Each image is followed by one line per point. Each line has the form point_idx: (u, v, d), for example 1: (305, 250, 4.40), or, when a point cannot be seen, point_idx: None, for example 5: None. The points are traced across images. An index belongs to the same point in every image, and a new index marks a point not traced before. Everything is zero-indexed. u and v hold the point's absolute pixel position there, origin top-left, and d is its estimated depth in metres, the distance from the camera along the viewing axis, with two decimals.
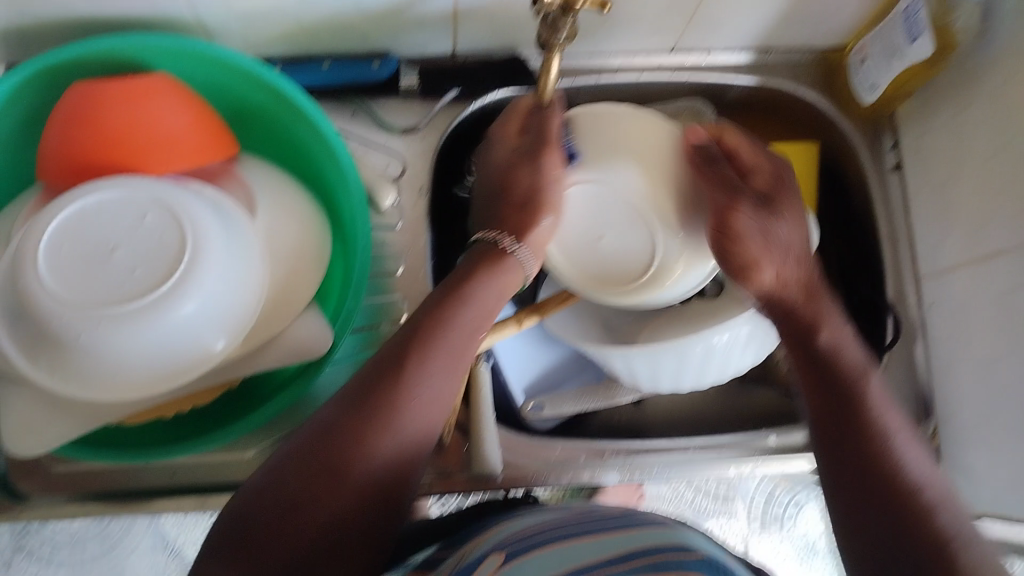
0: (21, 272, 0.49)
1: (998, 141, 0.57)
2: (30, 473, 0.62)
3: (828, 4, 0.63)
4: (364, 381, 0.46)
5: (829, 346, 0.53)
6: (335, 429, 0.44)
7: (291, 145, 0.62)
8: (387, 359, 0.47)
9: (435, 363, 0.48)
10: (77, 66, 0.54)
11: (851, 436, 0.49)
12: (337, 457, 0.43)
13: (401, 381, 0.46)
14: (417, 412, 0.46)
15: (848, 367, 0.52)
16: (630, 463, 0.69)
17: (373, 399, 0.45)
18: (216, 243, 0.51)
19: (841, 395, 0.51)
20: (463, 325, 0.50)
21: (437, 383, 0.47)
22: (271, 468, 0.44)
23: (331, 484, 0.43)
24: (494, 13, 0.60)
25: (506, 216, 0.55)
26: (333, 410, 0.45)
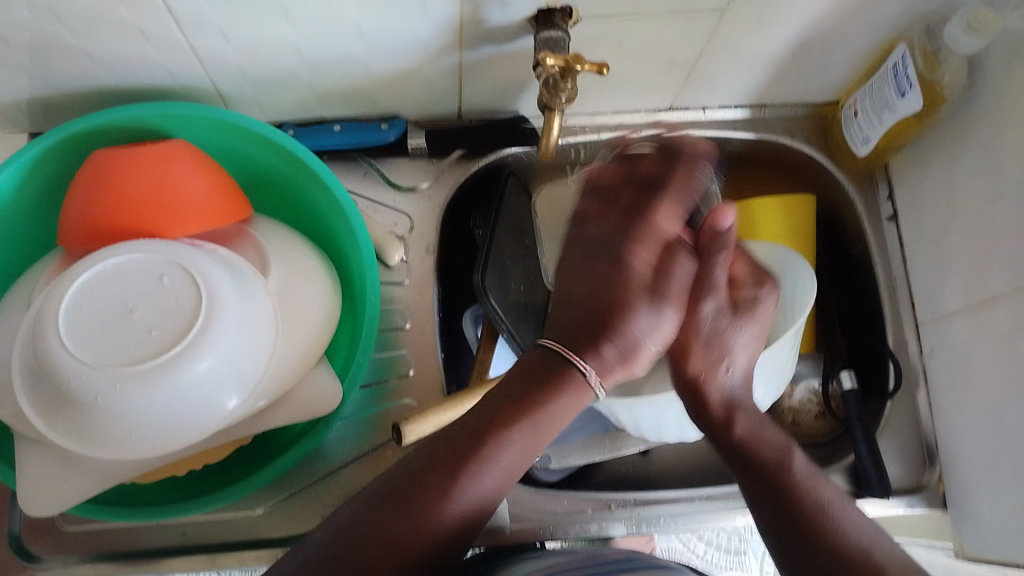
0: (39, 332, 0.50)
1: (991, 190, 0.59)
2: (45, 534, 0.63)
3: (820, 61, 0.65)
4: (437, 449, 0.46)
5: (745, 437, 0.53)
6: (377, 518, 0.43)
7: (303, 206, 0.63)
8: (462, 432, 0.47)
9: (493, 462, 0.46)
10: (95, 135, 0.56)
11: (782, 516, 0.49)
12: (376, 546, 0.42)
13: (475, 453, 0.45)
14: (485, 484, 0.45)
15: (765, 452, 0.52)
16: (638, 515, 0.69)
17: (443, 467, 0.45)
18: (228, 302, 0.53)
19: (765, 476, 0.51)
20: (523, 438, 0.47)
21: (501, 467, 0.46)
22: (309, 547, 0.43)
23: (398, 541, 0.42)
24: (498, 77, 0.62)
25: (575, 328, 0.51)
26: (377, 498, 0.44)
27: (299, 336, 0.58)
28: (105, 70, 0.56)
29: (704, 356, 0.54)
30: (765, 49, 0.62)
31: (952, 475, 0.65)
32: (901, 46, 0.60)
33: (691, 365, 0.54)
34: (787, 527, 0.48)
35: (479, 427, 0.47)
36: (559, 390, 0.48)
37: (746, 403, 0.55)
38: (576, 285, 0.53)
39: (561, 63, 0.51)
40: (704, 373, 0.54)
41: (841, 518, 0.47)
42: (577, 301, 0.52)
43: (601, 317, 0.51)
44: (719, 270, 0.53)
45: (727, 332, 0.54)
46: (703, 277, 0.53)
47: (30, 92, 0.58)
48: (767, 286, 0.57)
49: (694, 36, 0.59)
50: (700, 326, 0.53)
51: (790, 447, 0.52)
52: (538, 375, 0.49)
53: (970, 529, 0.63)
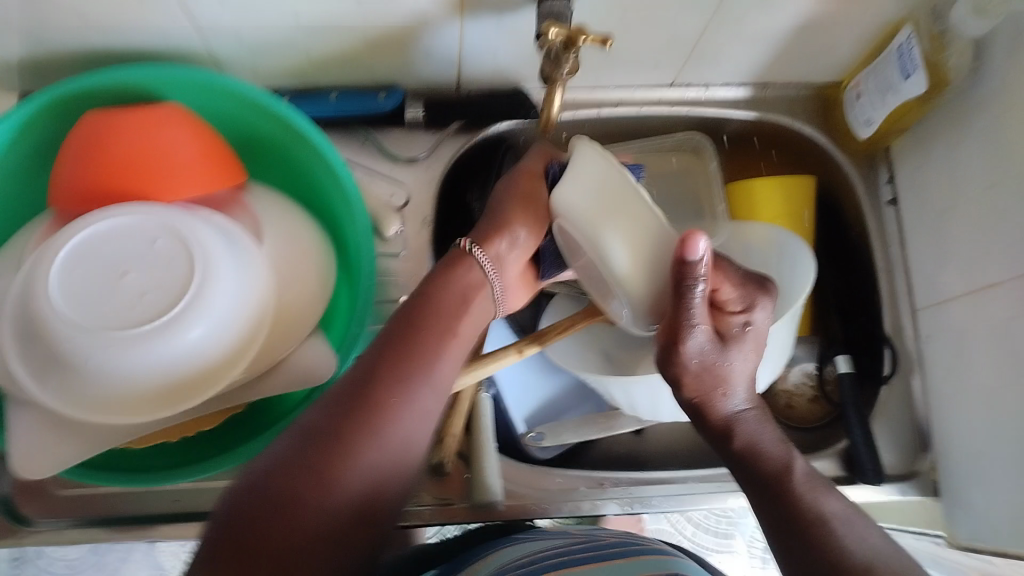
0: (32, 294, 0.49)
1: (993, 174, 0.58)
2: (35, 497, 0.63)
3: (824, 41, 0.64)
4: (334, 401, 0.43)
5: (746, 448, 0.51)
6: (316, 436, 0.41)
7: (299, 174, 0.63)
8: (360, 377, 0.44)
9: (415, 377, 0.45)
10: (88, 96, 0.56)
11: (784, 533, 0.47)
12: (319, 466, 0.40)
13: (382, 392, 0.44)
14: (406, 415, 0.44)
15: (769, 463, 0.50)
16: (630, 494, 0.69)
17: (348, 420, 0.42)
18: (223, 268, 0.52)
19: (768, 491, 0.49)
20: (439, 350, 0.48)
21: (426, 393, 0.45)
22: (243, 485, 0.40)
23: (310, 498, 0.39)
24: (499, 48, 0.61)
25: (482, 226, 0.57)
26: (317, 422, 0.42)
27: (294, 306, 0.57)
28: (100, 30, 0.55)
29: (699, 384, 0.52)
30: (770, 27, 0.61)
31: (946, 459, 0.65)
32: (906, 28, 0.59)
33: (687, 390, 0.53)
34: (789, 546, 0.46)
35: (372, 373, 0.44)
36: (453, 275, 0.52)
37: (751, 415, 0.53)
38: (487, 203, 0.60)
39: (563, 36, 0.51)
40: (703, 397, 0.52)
41: (845, 532, 0.45)
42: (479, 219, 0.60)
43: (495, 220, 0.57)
44: (696, 300, 0.47)
45: (719, 360, 0.51)
46: (682, 311, 0.48)
47: (24, 52, 0.57)
48: (759, 304, 0.51)
49: (697, 12, 0.58)
50: (688, 359, 0.51)
51: (793, 457, 0.50)
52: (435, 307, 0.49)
53: (961, 513, 0.63)
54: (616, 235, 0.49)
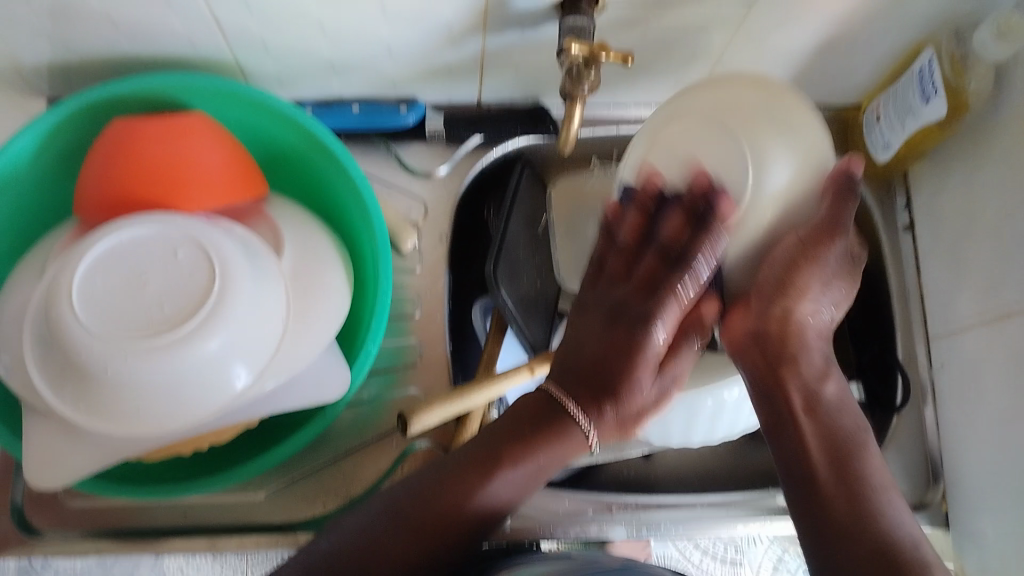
0: (50, 302, 0.49)
1: (1011, 199, 0.58)
2: (45, 506, 0.62)
3: (845, 62, 0.64)
4: (445, 467, 0.49)
5: (833, 402, 0.52)
6: (422, 496, 0.48)
7: (319, 187, 0.63)
8: (471, 449, 0.50)
9: (520, 464, 0.49)
10: (114, 105, 0.56)
11: (829, 487, 0.48)
12: (422, 522, 0.47)
13: (492, 465, 0.49)
14: (502, 490, 0.49)
15: (841, 430, 0.50)
16: (638, 518, 0.68)
17: (456, 483, 0.48)
18: (241, 281, 0.52)
19: (839, 457, 0.49)
20: (544, 453, 0.49)
21: (524, 471, 0.50)
22: (358, 515, 0.48)
23: (410, 541, 0.47)
24: (520, 64, 0.62)
25: (582, 381, 0.51)
26: (425, 478, 0.49)
27: (315, 319, 0.57)
28: (126, 37, 0.55)
29: (807, 298, 0.52)
30: (790, 47, 0.62)
31: (959, 485, 0.64)
32: (928, 51, 0.59)
33: (799, 305, 0.52)
34: (835, 505, 0.47)
35: (499, 439, 0.50)
36: (561, 432, 0.50)
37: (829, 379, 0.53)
38: (584, 345, 0.52)
39: (584, 52, 0.51)
40: (795, 317, 0.52)
41: (892, 515, 0.47)
42: (584, 357, 0.51)
43: (600, 374, 0.50)
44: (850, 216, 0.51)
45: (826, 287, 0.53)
46: (838, 216, 0.51)
47: (52, 57, 0.57)
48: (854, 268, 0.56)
49: (719, 31, 0.59)
50: (823, 265, 0.52)
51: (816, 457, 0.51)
52: (547, 409, 0.51)
53: (977, 542, 0.62)
54: (780, 149, 0.52)
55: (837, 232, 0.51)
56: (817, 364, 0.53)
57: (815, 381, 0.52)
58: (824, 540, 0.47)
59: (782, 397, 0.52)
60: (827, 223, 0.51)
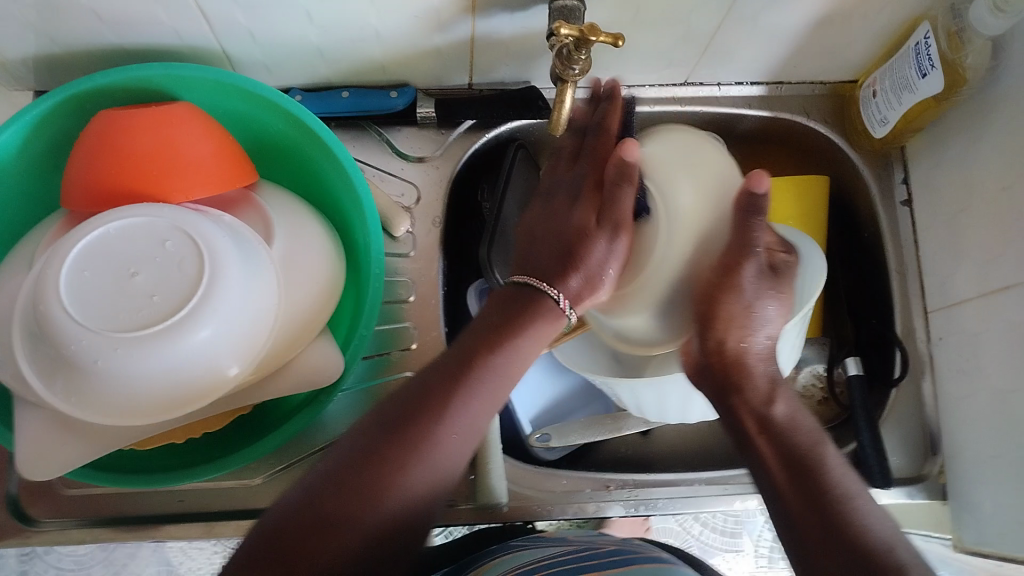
0: (39, 295, 0.49)
1: (1008, 175, 0.58)
2: (40, 497, 0.62)
3: (840, 38, 0.63)
4: (392, 414, 0.46)
5: (786, 419, 0.52)
6: (371, 452, 0.44)
7: (310, 174, 0.62)
8: (399, 404, 0.46)
9: (474, 397, 0.47)
10: (101, 93, 0.55)
11: (797, 495, 0.48)
12: (373, 480, 0.43)
13: (431, 419, 0.45)
14: (454, 436, 0.46)
15: (801, 440, 0.50)
16: (636, 497, 0.68)
17: (404, 437, 0.45)
18: (231, 269, 0.52)
19: (798, 466, 0.49)
20: (502, 366, 0.49)
21: (482, 397, 0.48)
22: (301, 488, 0.43)
23: (359, 508, 0.42)
24: (510, 46, 0.61)
25: (551, 259, 0.51)
26: (369, 435, 0.45)
27: (305, 305, 0.57)
28: (110, 28, 0.55)
29: (733, 329, 0.52)
30: (784, 24, 0.61)
31: (956, 462, 0.64)
32: (924, 25, 0.58)
33: (731, 337, 0.52)
34: (803, 514, 0.47)
35: (447, 377, 0.47)
36: (528, 317, 0.50)
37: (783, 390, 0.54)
38: (550, 229, 0.53)
39: (574, 32, 0.50)
40: (731, 343, 0.52)
41: (865, 510, 0.46)
42: (543, 240, 0.53)
43: (567, 251, 0.51)
44: (759, 232, 0.50)
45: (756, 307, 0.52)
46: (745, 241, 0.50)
47: (36, 49, 0.57)
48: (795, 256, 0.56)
49: (712, 9, 0.58)
50: (740, 297, 0.51)
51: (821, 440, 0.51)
52: (498, 312, 0.50)
53: (974, 519, 0.62)
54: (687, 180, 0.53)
55: (746, 256, 0.50)
56: (764, 389, 0.53)
57: (765, 406, 0.52)
58: (801, 551, 0.46)
59: (738, 420, 0.53)
60: (735, 253, 0.50)
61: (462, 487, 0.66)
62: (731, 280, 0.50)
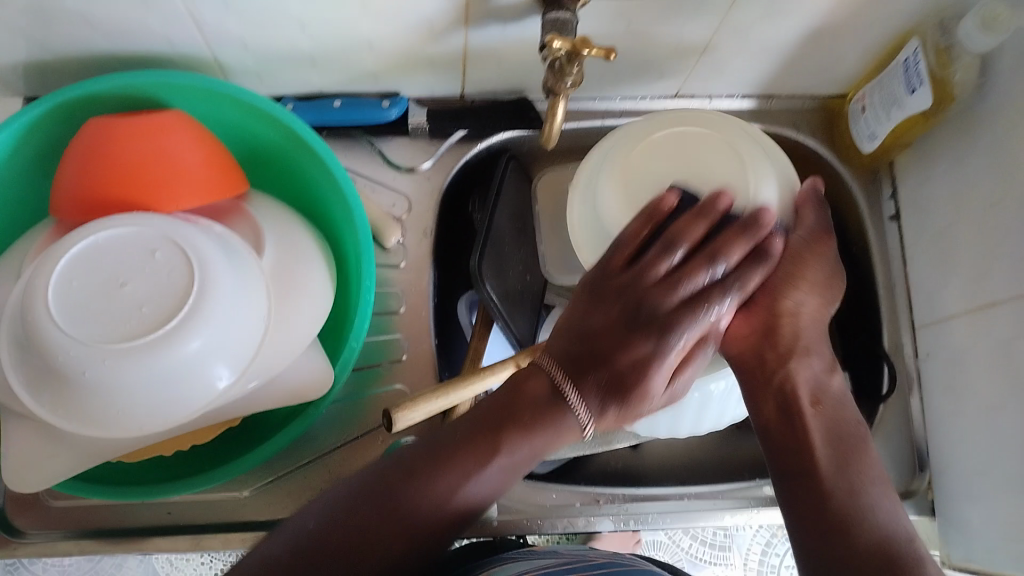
0: (27, 304, 0.49)
1: (996, 190, 0.58)
2: (26, 507, 0.61)
3: (830, 53, 0.64)
4: (410, 458, 0.46)
5: (838, 398, 0.53)
6: (379, 496, 0.44)
7: (300, 184, 0.62)
8: (421, 455, 0.46)
9: (499, 457, 0.46)
10: (92, 102, 0.55)
11: (839, 472, 0.49)
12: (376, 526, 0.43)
13: (459, 456, 0.46)
14: (473, 491, 0.46)
15: (848, 423, 0.51)
16: (627, 511, 0.68)
17: (422, 473, 0.45)
18: (223, 280, 0.52)
19: (842, 445, 0.50)
20: (535, 435, 0.47)
21: (506, 462, 0.47)
22: (309, 518, 0.45)
23: (357, 552, 0.43)
24: (503, 57, 0.61)
25: (593, 370, 0.48)
26: (382, 477, 0.46)
27: (296, 317, 0.57)
28: (100, 34, 0.54)
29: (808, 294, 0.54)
30: (775, 39, 0.61)
31: (944, 476, 0.65)
32: (913, 42, 0.59)
33: (808, 304, 0.54)
34: (842, 493, 0.48)
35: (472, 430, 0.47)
36: (557, 404, 0.47)
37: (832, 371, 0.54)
38: (598, 330, 0.49)
39: (567, 47, 0.50)
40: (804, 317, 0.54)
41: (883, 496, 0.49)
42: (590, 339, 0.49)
43: (612, 359, 0.47)
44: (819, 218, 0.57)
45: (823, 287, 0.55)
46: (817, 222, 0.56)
47: (26, 56, 0.56)
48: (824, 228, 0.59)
49: (704, 22, 0.58)
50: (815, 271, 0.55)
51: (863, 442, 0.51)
52: (537, 379, 0.48)
53: (962, 533, 0.62)
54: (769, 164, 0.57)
55: (826, 236, 0.56)
56: (827, 358, 0.54)
57: (825, 374, 0.53)
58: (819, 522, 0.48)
59: (790, 394, 0.52)
60: (813, 229, 0.56)
61: None
62: (815, 249, 0.55)
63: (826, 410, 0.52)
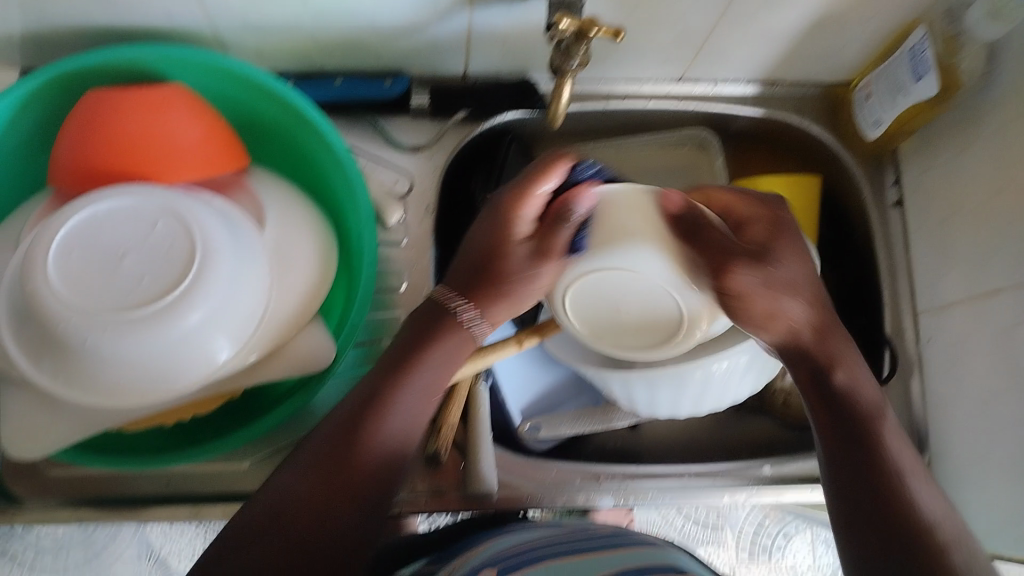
0: (28, 276, 0.49)
1: (1000, 180, 0.58)
2: (25, 477, 0.62)
3: (838, 39, 0.63)
4: (343, 411, 0.47)
5: (846, 385, 0.49)
6: (331, 446, 0.46)
7: (301, 159, 0.62)
8: (353, 406, 0.47)
9: (415, 384, 0.49)
10: (91, 74, 0.55)
11: (850, 471, 0.48)
12: (337, 469, 0.45)
13: (378, 406, 0.47)
14: (399, 422, 0.48)
15: (861, 407, 0.49)
16: (625, 488, 0.69)
17: (351, 433, 0.46)
18: (224, 255, 0.52)
19: (856, 440, 0.48)
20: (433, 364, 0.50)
21: (416, 394, 0.49)
22: (276, 485, 0.45)
23: (325, 501, 0.45)
24: (509, 37, 0.61)
25: (465, 278, 0.51)
26: (328, 430, 0.47)
27: (292, 294, 0.57)
28: (102, 8, 0.54)
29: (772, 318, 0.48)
30: (782, 24, 0.61)
31: (941, 465, 0.65)
32: (921, 29, 0.59)
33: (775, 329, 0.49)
34: (855, 494, 0.47)
35: (387, 369, 0.49)
36: (439, 329, 0.50)
37: (846, 350, 0.50)
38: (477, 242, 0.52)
39: (572, 29, 0.50)
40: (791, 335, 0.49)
41: (917, 492, 0.46)
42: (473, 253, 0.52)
43: (482, 271, 0.51)
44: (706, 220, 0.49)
45: (791, 289, 0.48)
46: (703, 239, 0.49)
47: (26, 27, 0.56)
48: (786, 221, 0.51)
49: (708, 8, 0.58)
50: (748, 290, 0.48)
51: (886, 408, 0.50)
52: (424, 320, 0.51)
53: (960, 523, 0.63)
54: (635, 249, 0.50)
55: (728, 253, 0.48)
56: (831, 354, 0.49)
57: (825, 370, 0.49)
58: (855, 525, 0.47)
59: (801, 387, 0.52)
60: (721, 254, 0.48)
61: (453, 471, 0.66)
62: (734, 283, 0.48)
63: (829, 407, 0.49)
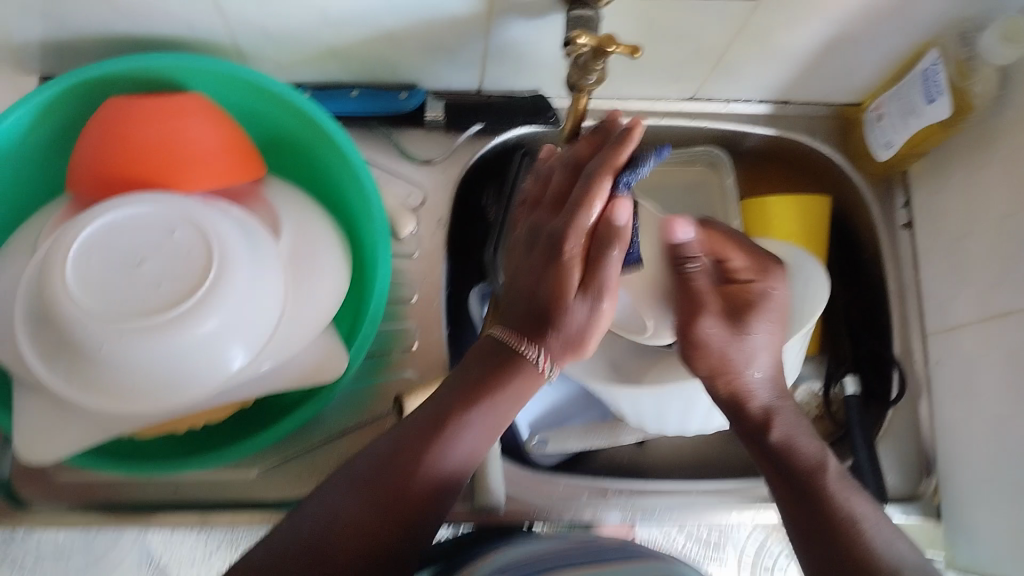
0: (46, 280, 0.50)
1: (1010, 203, 0.59)
2: (36, 480, 0.62)
3: (850, 60, 0.64)
4: (402, 435, 0.48)
5: (781, 443, 0.51)
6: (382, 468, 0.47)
7: (317, 170, 0.63)
8: (411, 431, 0.48)
9: (477, 418, 0.49)
10: (112, 82, 0.56)
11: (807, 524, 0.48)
12: (385, 490, 0.46)
13: (436, 434, 0.47)
14: (456, 452, 0.48)
15: (802, 459, 0.50)
16: (633, 504, 0.69)
17: (406, 451, 0.47)
18: (241, 264, 0.52)
19: (800, 490, 0.49)
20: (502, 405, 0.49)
21: (477, 429, 0.49)
22: (323, 498, 0.46)
23: (371, 522, 0.45)
24: (525, 53, 0.61)
25: (525, 318, 0.50)
26: (381, 451, 0.47)
27: (307, 304, 0.57)
28: (125, 17, 0.55)
29: (723, 373, 0.52)
30: (795, 45, 0.61)
31: (948, 486, 0.65)
32: (934, 53, 0.59)
33: (721, 381, 0.53)
34: (817, 546, 0.47)
35: (452, 399, 0.49)
36: (507, 370, 0.49)
37: (783, 406, 0.53)
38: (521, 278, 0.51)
39: (592, 43, 0.51)
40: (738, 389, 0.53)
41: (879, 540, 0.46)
42: (522, 293, 0.50)
43: (536, 311, 0.49)
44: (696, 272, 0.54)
45: (747, 347, 0.52)
46: (687, 288, 0.54)
47: (47, 35, 0.57)
48: (772, 275, 0.54)
49: (722, 28, 0.59)
50: (710, 342, 0.52)
51: (827, 456, 0.51)
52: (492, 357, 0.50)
53: (966, 543, 0.63)
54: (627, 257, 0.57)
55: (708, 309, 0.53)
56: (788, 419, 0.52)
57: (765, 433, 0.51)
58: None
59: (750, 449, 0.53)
60: (693, 305, 0.53)
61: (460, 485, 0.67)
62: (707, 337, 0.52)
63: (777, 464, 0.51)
